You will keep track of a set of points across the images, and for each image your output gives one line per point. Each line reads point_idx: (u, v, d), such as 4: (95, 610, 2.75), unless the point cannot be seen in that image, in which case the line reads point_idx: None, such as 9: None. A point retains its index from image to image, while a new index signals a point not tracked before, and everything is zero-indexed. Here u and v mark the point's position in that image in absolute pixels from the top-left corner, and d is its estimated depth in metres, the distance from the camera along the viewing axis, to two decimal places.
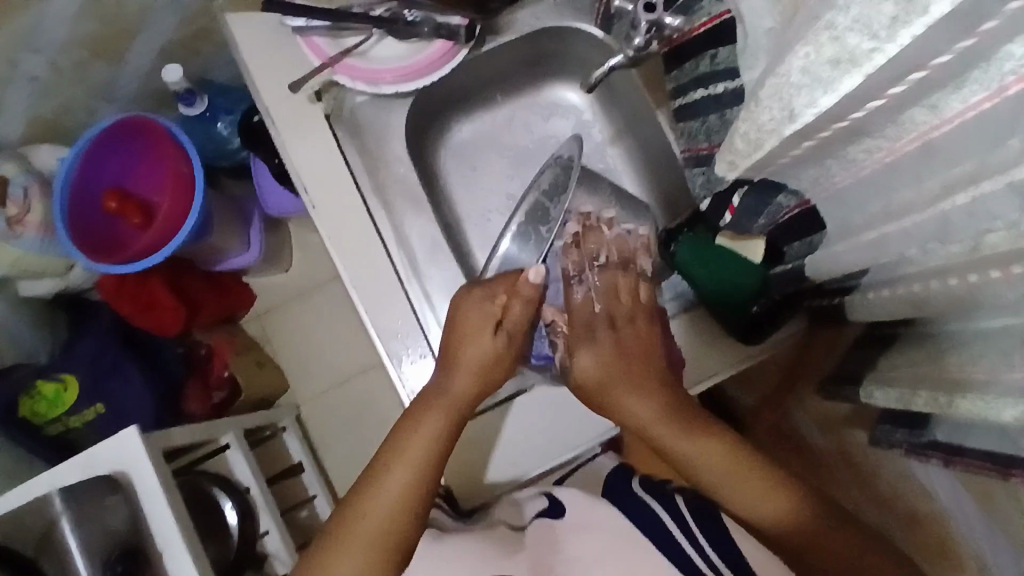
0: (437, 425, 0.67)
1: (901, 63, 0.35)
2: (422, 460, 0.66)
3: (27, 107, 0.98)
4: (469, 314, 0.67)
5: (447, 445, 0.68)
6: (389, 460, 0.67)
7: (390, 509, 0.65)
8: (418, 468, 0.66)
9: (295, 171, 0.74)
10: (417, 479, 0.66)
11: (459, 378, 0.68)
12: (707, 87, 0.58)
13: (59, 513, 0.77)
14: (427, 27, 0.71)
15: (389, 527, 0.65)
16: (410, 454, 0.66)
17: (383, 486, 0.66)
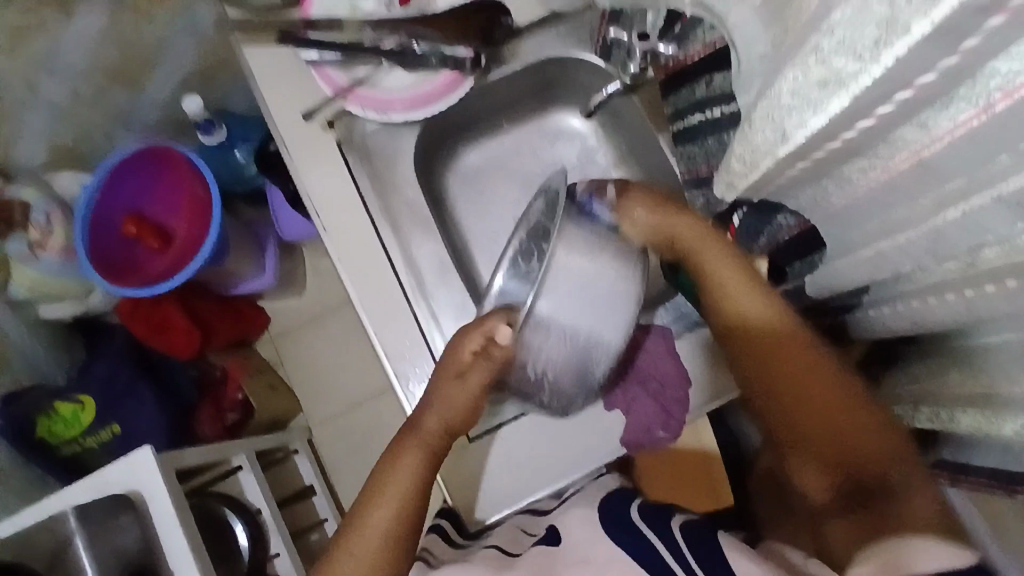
0: (413, 466, 0.69)
1: (884, 86, 0.37)
2: (399, 497, 0.68)
3: (50, 135, 1.01)
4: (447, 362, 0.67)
5: (422, 489, 0.69)
6: (368, 505, 0.69)
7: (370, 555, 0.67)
8: (394, 515, 0.68)
9: (308, 196, 0.76)
10: (394, 525, 0.68)
11: (431, 415, 0.69)
12: (704, 111, 0.60)
13: (74, 531, 0.74)
14: (434, 58, 0.73)
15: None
16: (384, 501, 0.68)
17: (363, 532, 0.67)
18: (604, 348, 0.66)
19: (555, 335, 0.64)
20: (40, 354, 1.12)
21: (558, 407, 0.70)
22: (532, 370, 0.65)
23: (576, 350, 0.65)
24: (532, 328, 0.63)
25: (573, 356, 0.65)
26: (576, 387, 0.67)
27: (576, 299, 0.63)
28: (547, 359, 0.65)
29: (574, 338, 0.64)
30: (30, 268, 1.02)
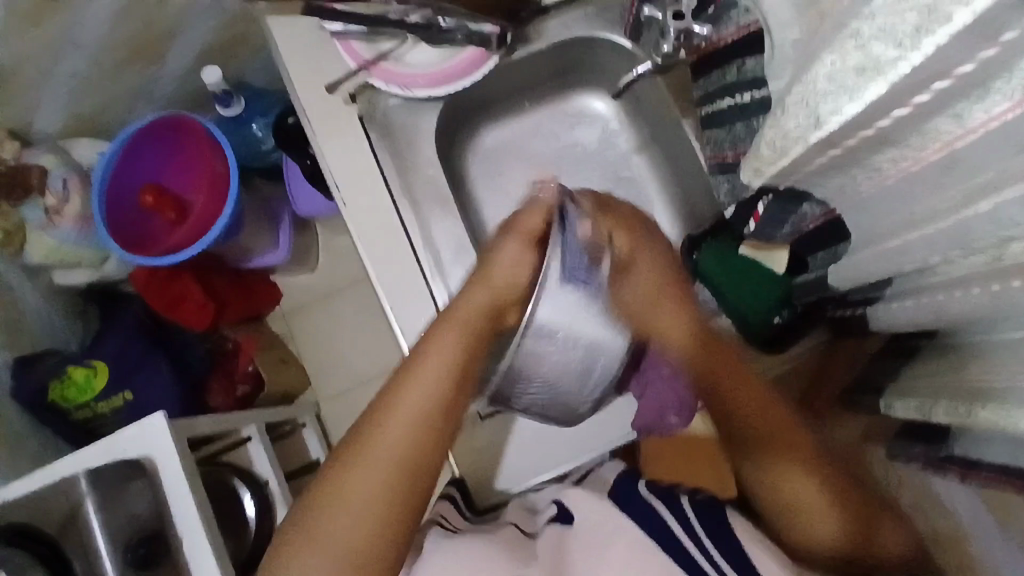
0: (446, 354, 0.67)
1: (923, 73, 0.36)
2: (420, 405, 0.66)
3: (69, 102, 1.01)
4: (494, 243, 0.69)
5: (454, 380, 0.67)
6: (396, 396, 0.66)
7: (394, 446, 0.64)
8: (424, 407, 0.66)
9: (328, 170, 0.76)
10: (423, 420, 0.66)
11: (442, 343, 0.67)
12: (733, 96, 0.59)
13: (85, 495, 0.81)
14: (460, 34, 0.72)
15: (392, 467, 0.64)
16: (413, 393, 0.66)
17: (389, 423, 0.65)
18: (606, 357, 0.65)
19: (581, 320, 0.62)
20: (55, 320, 1.14)
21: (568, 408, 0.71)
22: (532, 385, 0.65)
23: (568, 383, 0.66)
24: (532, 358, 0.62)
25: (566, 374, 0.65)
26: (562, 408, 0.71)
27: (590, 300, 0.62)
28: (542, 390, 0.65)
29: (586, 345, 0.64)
30: (48, 236, 1.02)
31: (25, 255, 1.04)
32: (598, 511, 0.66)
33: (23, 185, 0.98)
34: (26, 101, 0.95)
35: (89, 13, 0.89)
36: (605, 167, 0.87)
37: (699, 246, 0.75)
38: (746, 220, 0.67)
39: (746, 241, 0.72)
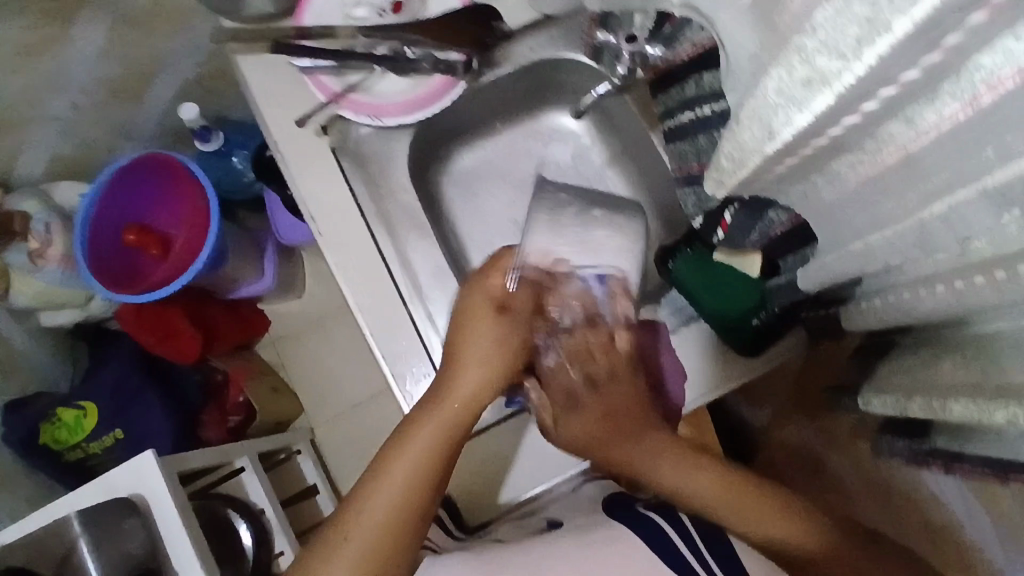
0: (436, 429, 0.64)
1: (869, 82, 0.37)
2: (437, 438, 0.64)
3: (48, 145, 1.02)
4: (466, 314, 0.67)
5: (444, 453, 0.65)
6: (380, 472, 0.64)
7: (378, 529, 0.61)
8: (410, 485, 0.63)
9: (304, 199, 0.77)
10: (410, 498, 0.63)
11: (469, 373, 0.66)
12: (694, 110, 0.61)
13: (80, 536, 0.76)
14: (427, 62, 0.74)
15: (377, 547, 0.61)
16: (395, 471, 0.63)
17: (373, 501, 0.62)
18: None
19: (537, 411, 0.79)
20: (43, 362, 1.13)
21: None
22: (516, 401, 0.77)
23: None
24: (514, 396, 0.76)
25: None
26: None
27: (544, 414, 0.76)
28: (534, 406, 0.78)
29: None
30: (32, 278, 1.03)
31: (12, 300, 1.03)
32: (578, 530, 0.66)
33: (6, 229, 0.98)
34: (12, 143, 0.96)
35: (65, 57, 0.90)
36: (581, 180, 0.87)
37: (675, 256, 0.76)
38: (715, 227, 0.68)
39: (720, 247, 0.72)
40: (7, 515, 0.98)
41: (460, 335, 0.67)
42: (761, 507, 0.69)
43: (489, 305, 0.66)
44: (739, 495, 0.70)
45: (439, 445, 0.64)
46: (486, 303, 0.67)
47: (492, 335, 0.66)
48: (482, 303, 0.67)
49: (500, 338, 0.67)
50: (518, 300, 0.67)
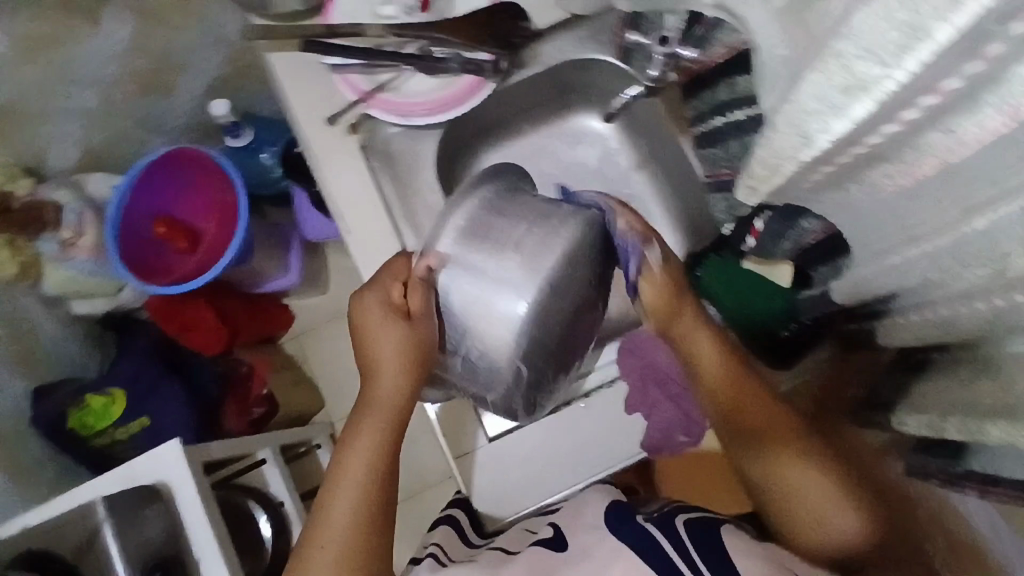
0: (372, 439, 0.67)
1: (911, 89, 0.36)
2: (376, 447, 0.67)
3: (81, 137, 1.03)
4: (365, 333, 0.66)
5: (387, 455, 0.68)
6: (332, 487, 0.67)
7: (343, 541, 0.65)
8: (361, 491, 0.66)
9: (331, 196, 0.77)
10: (365, 502, 0.66)
11: (386, 380, 0.66)
12: (727, 114, 0.60)
13: (102, 521, 0.79)
14: (455, 63, 0.74)
15: (347, 551, 0.64)
16: (346, 483, 0.66)
17: (331, 514, 0.66)
18: (505, 346, 0.58)
19: (493, 339, 0.58)
20: (70, 350, 1.15)
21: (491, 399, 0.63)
22: (461, 355, 0.61)
23: (502, 368, 0.59)
24: (461, 314, 0.59)
25: (501, 377, 0.61)
26: (506, 408, 0.65)
27: (525, 297, 0.57)
28: (480, 348, 0.59)
29: (539, 345, 0.59)
30: (61, 268, 1.05)
31: (43, 288, 1.06)
32: (591, 538, 0.65)
33: (37, 221, 0.99)
34: (27, 134, 0.96)
35: (100, 51, 0.92)
36: (607, 185, 0.87)
37: (703, 263, 0.75)
38: (746, 235, 0.69)
39: (749, 255, 0.73)
40: (33, 499, 0.99)
41: (370, 344, 0.66)
42: (765, 429, 0.71)
43: (383, 315, 0.64)
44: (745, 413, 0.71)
45: (380, 451, 0.67)
46: (382, 313, 0.64)
47: (395, 344, 0.63)
48: (378, 315, 0.64)
49: (405, 346, 0.63)
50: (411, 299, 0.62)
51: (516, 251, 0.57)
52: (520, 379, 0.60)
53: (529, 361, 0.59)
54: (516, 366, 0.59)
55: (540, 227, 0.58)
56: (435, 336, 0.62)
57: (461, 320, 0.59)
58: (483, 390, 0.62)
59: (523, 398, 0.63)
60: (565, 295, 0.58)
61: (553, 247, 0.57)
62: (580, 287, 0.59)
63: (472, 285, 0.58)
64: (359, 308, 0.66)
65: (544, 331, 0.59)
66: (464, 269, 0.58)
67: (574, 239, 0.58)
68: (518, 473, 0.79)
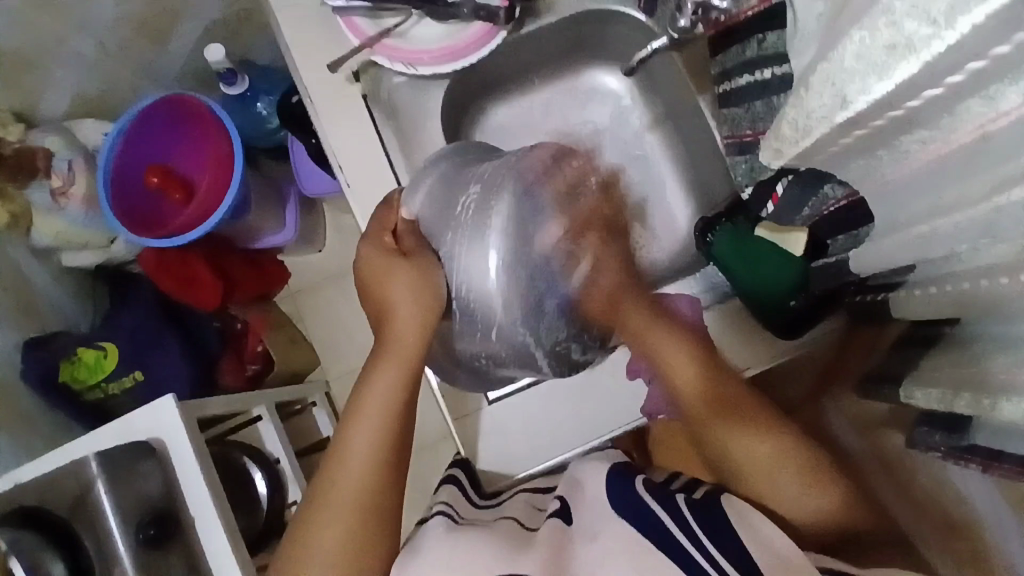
0: (390, 381, 0.65)
1: (959, 52, 0.33)
2: (391, 397, 0.65)
3: (71, 82, 1.00)
4: (374, 278, 0.64)
5: (406, 398, 0.66)
6: (350, 428, 0.66)
7: (358, 480, 0.64)
8: (378, 432, 0.65)
9: (333, 150, 0.74)
10: (382, 443, 0.65)
11: (404, 324, 0.63)
12: (753, 73, 0.57)
13: (96, 476, 0.75)
14: (467, 8, 0.70)
15: (360, 500, 0.64)
16: (366, 424, 0.65)
17: (348, 454, 0.65)
18: (487, 276, 0.57)
19: (476, 263, 0.58)
20: (64, 302, 1.14)
21: (504, 338, 0.59)
22: (458, 291, 0.59)
23: (490, 296, 0.57)
24: (447, 245, 0.60)
25: (501, 315, 0.58)
26: (520, 346, 0.60)
27: (495, 214, 0.57)
28: (467, 277, 0.58)
29: (524, 264, 0.57)
30: (57, 219, 1.02)
31: (34, 238, 1.04)
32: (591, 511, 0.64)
33: (29, 167, 0.96)
34: (31, 79, 0.94)
35: None
36: (617, 144, 0.84)
37: (715, 229, 0.73)
38: (766, 200, 0.66)
39: (764, 221, 0.72)
40: (26, 451, 0.98)
41: (382, 290, 0.63)
42: (723, 399, 0.69)
43: (390, 257, 0.64)
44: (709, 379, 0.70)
45: (394, 399, 0.65)
46: (387, 256, 0.63)
47: (406, 285, 0.61)
48: (383, 259, 0.64)
49: (414, 280, 0.61)
50: (405, 241, 0.65)
51: (480, 186, 0.61)
52: (524, 308, 0.58)
53: (518, 282, 0.57)
54: (517, 298, 0.57)
55: (496, 167, 0.62)
56: (438, 277, 0.61)
57: (448, 253, 0.60)
58: (484, 330, 0.60)
59: (528, 332, 0.59)
60: (532, 216, 0.58)
61: (513, 176, 0.60)
62: (542, 211, 0.59)
63: (439, 225, 0.62)
64: (362, 258, 0.66)
65: (524, 246, 0.57)
66: (441, 212, 0.63)
67: (528, 165, 0.61)
68: (521, 435, 0.79)
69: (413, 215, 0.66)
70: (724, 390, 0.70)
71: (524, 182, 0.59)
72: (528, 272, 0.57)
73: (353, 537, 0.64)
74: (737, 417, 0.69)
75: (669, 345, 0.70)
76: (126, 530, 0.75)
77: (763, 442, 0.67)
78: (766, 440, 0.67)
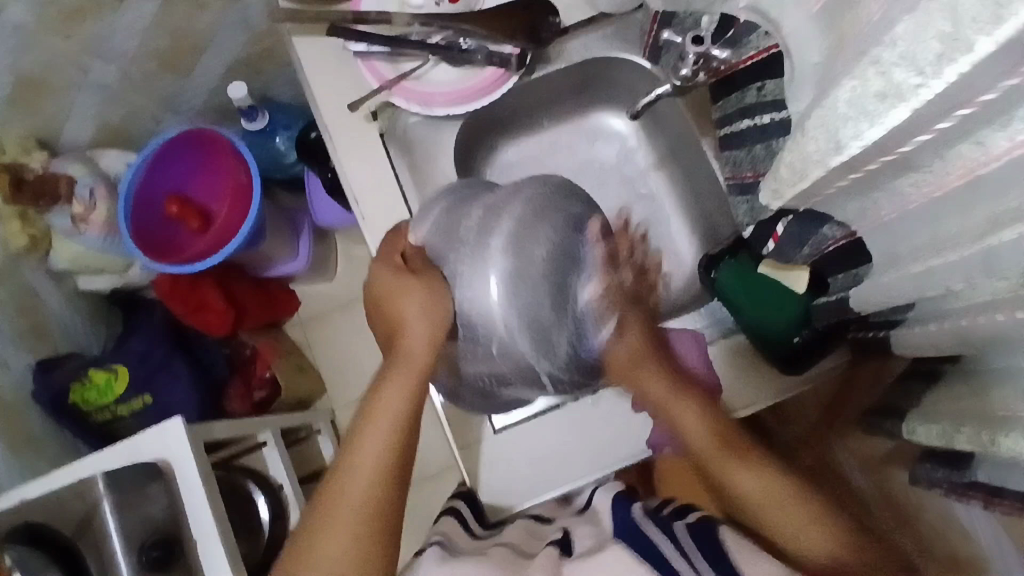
0: (400, 394, 0.66)
1: (949, 99, 0.36)
2: (400, 411, 0.67)
3: (96, 113, 1.04)
4: (386, 297, 0.66)
5: (415, 409, 0.67)
6: (361, 440, 0.67)
7: (365, 491, 0.65)
8: (387, 441, 0.67)
9: (350, 185, 0.77)
10: (390, 451, 0.67)
11: (416, 338, 0.64)
12: (754, 118, 0.59)
13: (103, 496, 0.78)
14: (480, 55, 0.75)
15: (367, 513, 0.65)
16: (375, 435, 0.66)
17: (357, 465, 0.66)
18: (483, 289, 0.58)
19: (471, 276, 0.59)
20: (78, 325, 1.16)
21: (509, 347, 0.58)
22: (459, 305, 0.60)
23: (490, 308, 0.58)
24: (450, 266, 0.62)
25: (499, 322, 0.57)
26: (521, 360, 0.59)
27: (497, 232, 0.59)
28: (467, 292, 0.59)
29: (523, 273, 0.58)
30: (75, 243, 1.06)
31: (51, 262, 1.07)
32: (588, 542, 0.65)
33: (50, 193, 1.00)
34: (49, 106, 0.97)
35: (115, 27, 0.92)
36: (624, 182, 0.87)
37: (718, 264, 0.75)
38: (766, 238, 0.67)
39: (766, 258, 0.71)
40: (33, 472, 0.99)
41: (394, 307, 0.65)
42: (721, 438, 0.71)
43: (402, 275, 0.66)
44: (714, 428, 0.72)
45: (405, 408, 0.67)
46: (400, 277, 0.65)
47: (418, 305, 0.63)
48: (395, 277, 0.66)
49: (425, 301, 0.63)
50: (414, 261, 0.67)
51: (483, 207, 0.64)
52: (528, 317, 0.57)
53: (519, 296, 0.57)
54: (521, 309, 0.57)
55: (500, 195, 0.65)
56: (442, 293, 0.62)
57: (450, 271, 0.62)
58: (485, 346, 0.60)
59: (532, 345, 0.58)
60: (535, 231, 0.60)
61: (518, 197, 0.62)
62: (551, 227, 0.61)
63: (440, 243, 0.65)
64: (374, 276, 0.68)
65: (524, 255, 0.58)
66: (446, 238, 0.65)
67: (533, 190, 0.64)
68: (525, 463, 0.80)
69: (421, 240, 0.69)
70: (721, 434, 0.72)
71: (531, 203, 0.62)
72: (533, 280, 0.58)
73: (357, 549, 0.64)
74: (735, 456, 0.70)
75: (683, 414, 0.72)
76: (129, 551, 0.77)
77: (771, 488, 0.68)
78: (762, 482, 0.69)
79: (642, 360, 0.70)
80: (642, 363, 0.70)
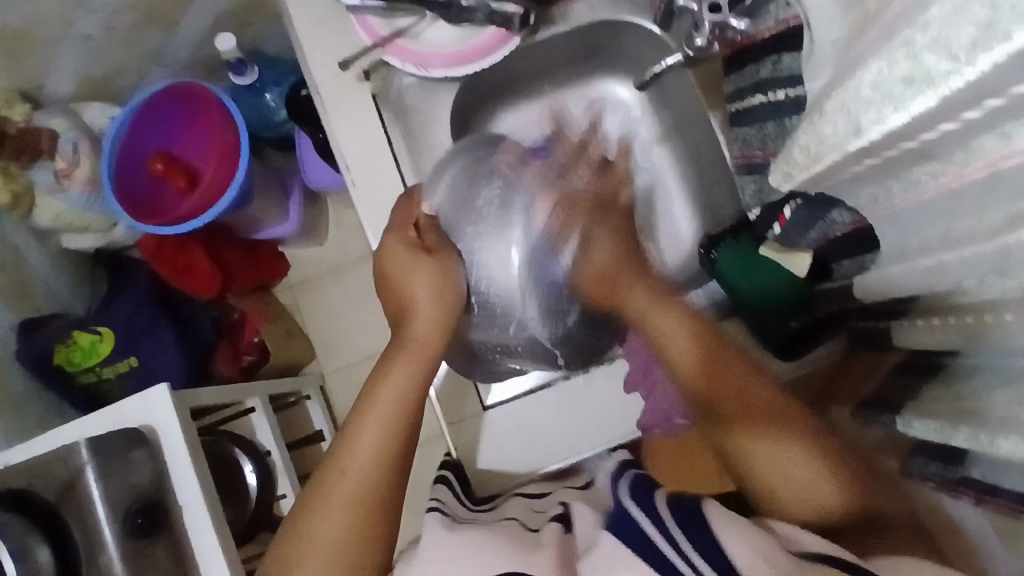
0: (406, 380, 0.64)
1: (978, 90, 0.33)
2: (403, 398, 0.65)
3: (78, 64, 0.99)
4: (395, 276, 0.66)
5: (416, 396, 0.65)
6: (360, 420, 0.65)
7: (364, 476, 0.63)
8: (390, 426, 0.64)
9: (342, 148, 0.74)
10: (393, 436, 0.64)
11: (426, 319, 0.65)
12: (766, 94, 0.57)
13: (86, 463, 0.74)
14: (481, 14, 0.69)
15: (367, 499, 0.63)
16: (375, 420, 0.64)
17: (358, 446, 0.64)
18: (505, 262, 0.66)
19: (499, 259, 0.66)
20: (63, 284, 1.13)
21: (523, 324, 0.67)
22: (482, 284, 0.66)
23: (513, 288, 0.66)
24: (466, 241, 0.67)
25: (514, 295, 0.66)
26: (530, 339, 0.68)
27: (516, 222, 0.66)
28: (489, 274, 0.66)
29: (541, 244, 0.65)
30: (57, 201, 1.01)
31: (34, 220, 1.03)
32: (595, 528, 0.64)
33: (31, 148, 0.95)
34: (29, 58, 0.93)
35: None
36: None
37: (719, 246, 0.74)
38: (772, 221, 0.65)
39: (769, 241, 0.69)
40: (17, 434, 0.98)
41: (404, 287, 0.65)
42: (731, 378, 0.64)
43: (413, 254, 0.65)
44: (713, 359, 0.64)
45: (408, 395, 0.65)
46: (410, 252, 0.65)
47: (428, 282, 0.64)
48: (405, 255, 0.65)
49: (437, 281, 0.64)
50: (427, 236, 0.67)
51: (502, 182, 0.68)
52: (544, 297, 0.66)
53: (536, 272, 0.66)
54: (541, 285, 0.65)
55: (513, 167, 0.70)
56: (459, 276, 0.66)
57: (468, 251, 0.67)
58: (503, 324, 0.68)
59: (543, 323, 0.67)
60: (551, 216, 0.66)
61: (530, 172, 0.69)
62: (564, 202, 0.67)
63: (455, 214, 0.68)
64: (383, 251, 0.67)
65: (545, 241, 0.65)
66: (460, 208, 0.68)
67: (542, 163, 0.70)
68: (516, 441, 0.78)
69: (434, 211, 0.69)
70: (726, 381, 0.63)
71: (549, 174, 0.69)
72: (552, 253, 0.65)
73: (356, 535, 0.62)
74: (742, 405, 0.62)
75: (654, 317, 0.65)
76: (113, 517, 0.74)
77: (781, 446, 0.61)
78: (785, 442, 0.61)
79: (625, 273, 0.65)
80: (625, 283, 0.65)
